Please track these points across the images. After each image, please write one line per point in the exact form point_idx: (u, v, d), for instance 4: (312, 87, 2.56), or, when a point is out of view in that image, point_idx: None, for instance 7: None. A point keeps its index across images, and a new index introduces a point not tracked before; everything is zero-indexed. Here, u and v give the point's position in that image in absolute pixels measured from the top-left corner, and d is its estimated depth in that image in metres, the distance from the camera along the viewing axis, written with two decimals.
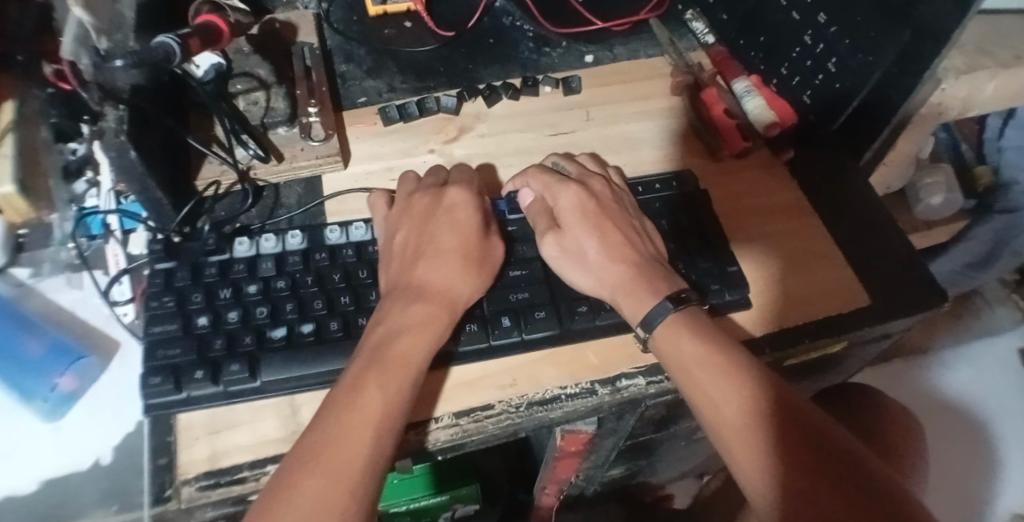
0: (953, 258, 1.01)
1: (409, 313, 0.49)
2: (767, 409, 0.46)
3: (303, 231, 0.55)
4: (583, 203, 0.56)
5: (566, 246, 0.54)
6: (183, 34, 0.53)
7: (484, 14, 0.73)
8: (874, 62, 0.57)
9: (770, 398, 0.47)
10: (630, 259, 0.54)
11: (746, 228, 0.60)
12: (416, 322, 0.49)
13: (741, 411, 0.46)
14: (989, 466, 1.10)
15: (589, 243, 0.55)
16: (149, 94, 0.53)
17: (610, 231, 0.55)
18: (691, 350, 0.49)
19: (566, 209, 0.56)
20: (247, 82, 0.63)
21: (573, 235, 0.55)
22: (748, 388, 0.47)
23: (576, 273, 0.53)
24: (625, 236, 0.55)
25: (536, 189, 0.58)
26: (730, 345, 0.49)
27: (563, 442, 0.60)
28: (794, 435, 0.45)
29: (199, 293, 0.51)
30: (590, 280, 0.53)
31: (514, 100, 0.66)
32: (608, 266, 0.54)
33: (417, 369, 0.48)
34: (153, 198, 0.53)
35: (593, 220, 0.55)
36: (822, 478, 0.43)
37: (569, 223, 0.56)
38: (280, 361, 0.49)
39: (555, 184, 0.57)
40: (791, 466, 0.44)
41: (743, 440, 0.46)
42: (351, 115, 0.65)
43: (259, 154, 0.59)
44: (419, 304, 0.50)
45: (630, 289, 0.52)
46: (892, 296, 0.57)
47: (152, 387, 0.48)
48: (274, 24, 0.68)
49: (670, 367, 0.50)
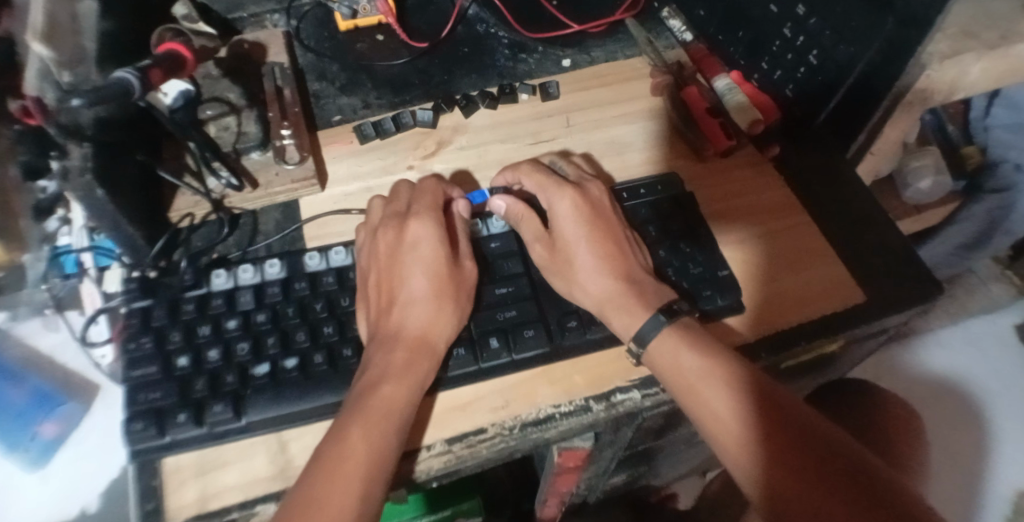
0: (943, 242, 1.02)
1: (393, 360, 0.48)
2: (774, 417, 0.45)
3: (281, 258, 0.53)
4: (580, 208, 0.54)
5: (555, 254, 0.54)
6: (143, 64, 0.49)
7: (458, 23, 0.71)
8: (857, 52, 0.56)
9: (774, 406, 0.46)
10: (614, 269, 0.52)
11: (734, 239, 0.59)
12: (398, 372, 0.47)
13: (747, 419, 0.45)
14: (996, 443, 1.10)
15: (574, 250, 0.53)
16: (114, 125, 0.51)
17: (600, 241, 0.53)
18: (687, 357, 0.48)
19: (562, 215, 0.54)
20: (218, 107, 0.61)
21: (559, 245, 0.54)
22: (748, 396, 0.46)
23: (565, 286, 0.53)
24: (616, 246, 0.53)
25: (530, 187, 0.56)
26: (729, 354, 0.48)
27: (561, 459, 0.58)
28: (804, 443, 0.44)
29: (177, 332, 0.50)
30: (580, 292, 0.52)
31: (492, 109, 0.65)
32: (598, 280, 0.52)
33: (404, 416, 0.46)
34: (125, 234, 0.52)
35: (584, 226, 0.54)
36: (823, 483, 0.42)
37: (562, 229, 0.54)
38: (265, 399, 0.48)
39: (551, 188, 0.55)
40: (807, 473, 0.43)
41: (751, 452, 0.45)
42: (327, 135, 0.63)
43: (233, 184, 0.57)
44: (397, 354, 0.48)
45: (620, 303, 0.51)
46: (882, 291, 0.56)
47: (134, 433, 0.47)
48: (243, 46, 0.65)
49: (666, 378, 0.49)
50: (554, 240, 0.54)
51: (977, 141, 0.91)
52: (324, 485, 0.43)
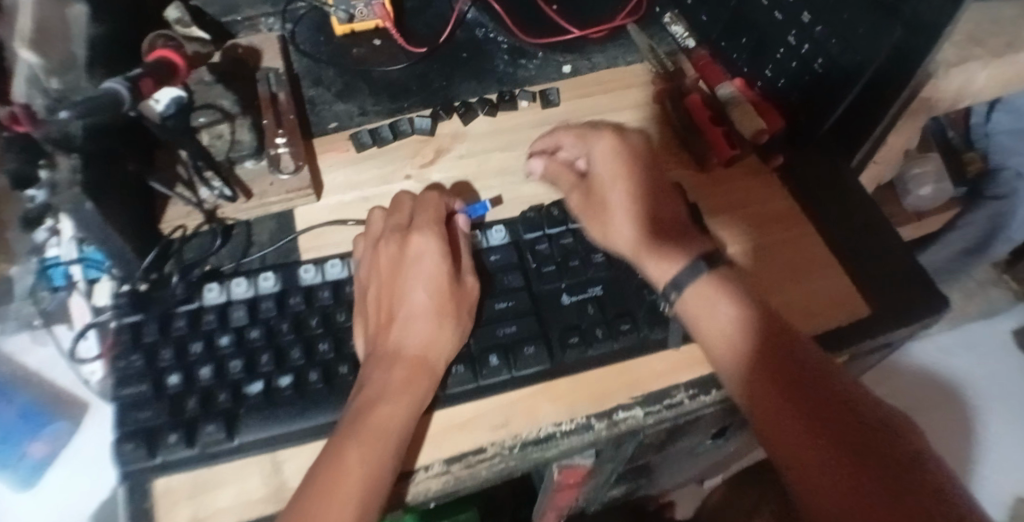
0: (943, 248, 1.00)
1: (391, 378, 0.47)
2: (809, 383, 0.44)
3: (275, 272, 0.52)
4: (618, 149, 0.55)
5: (593, 198, 0.55)
6: (134, 74, 0.49)
7: (457, 27, 0.70)
8: (863, 61, 0.54)
9: (804, 362, 0.45)
10: (648, 211, 0.53)
11: (732, 234, 0.59)
12: (396, 391, 0.46)
13: (782, 382, 0.45)
14: (993, 450, 1.11)
15: (609, 194, 0.54)
16: (104, 132, 0.49)
17: (634, 183, 0.54)
18: (728, 315, 0.48)
19: (600, 158, 0.56)
20: (211, 114, 0.59)
21: (597, 191, 0.55)
22: (770, 344, 0.46)
23: (601, 231, 0.53)
24: (653, 187, 0.54)
25: (568, 141, 0.58)
26: (756, 306, 0.48)
27: (561, 476, 0.57)
28: (837, 412, 0.43)
29: (169, 349, 0.49)
30: (616, 238, 0.53)
31: (492, 116, 0.64)
32: (634, 223, 0.52)
33: (401, 437, 0.45)
34: (115, 247, 0.51)
35: (623, 168, 0.55)
36: (835, 435, 0.42)
37: (601, 176, 0.55)
38: (259, 419, 0.47)
39: (587, 132, 0.57)
40: (836, 442, 0.42)
41: (778, 410, 0.44)
42: (322, 143, 0.62)
43: (226, 194, 0.56)
44: (396, 373, 0.47)
45: (653, 246, 0.52)
46: (890, 304, 0.55)
47: (125, 455, 0.45)
48: (237, 50, 0.64)
49: (705, 338, 0.48)
50: (591, 187, 0.56)
51: (978, 147, 0.90)
52: (326, 493, 0.42)
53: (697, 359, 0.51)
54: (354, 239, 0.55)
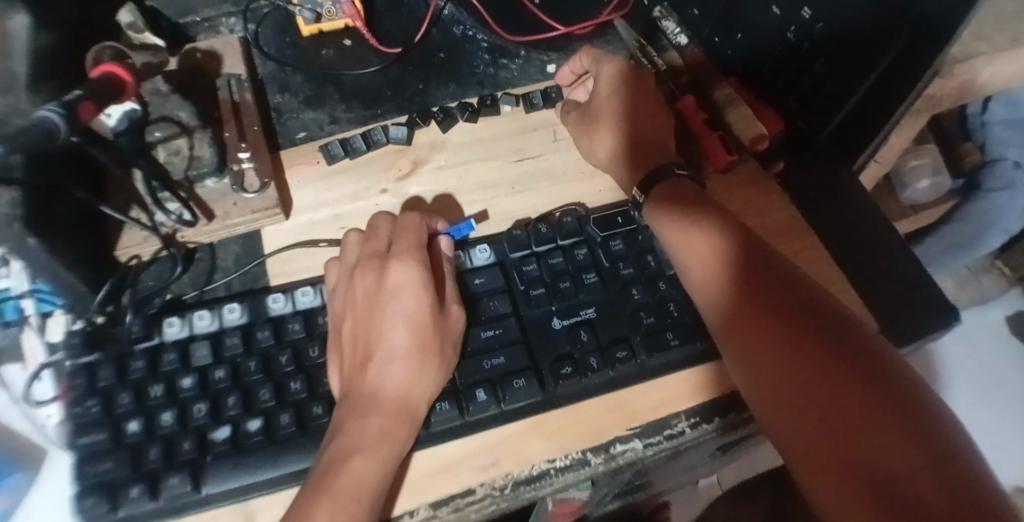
0: (942, 245, 0.95)
1: (368, 427, 0.43)
2: (797, 314, 0.44)
3: (241, 302, 0.48)
4: (618, 78, 0.59)
5: (586, 117, 0.58)
6: (74, 94, 0.43)
7: (432, 25, 0.66)
8: (868, 62, 0.50)
9: (782, 285, 0.45)
10: (634, 133, 0.56)
11: (721, 183, 0.59)
12: (372, 442, 0.43)
13: (779, 341, 0.43)
14: (993, 443, 1.09)
15: (603, 113, 0.58)
16: (41, 161, 0.44)
17: (628, 106, 0.57)
18: (708, 242, 0.48)
19: (604, 82, 0.59)
20: (167, 127, 0.54)
21: (595, 109, 0.58)
22: (743, 271, 0.47)
23: (588, 145, 0.57)
24: (643, 113, 0.57)
25: (587, 64, 0.61)
26: (731, 234, 0.48)
27: (554, 508, 0.53)
28: (815, 328, 0.43)
29: (127, 393, 0.45)
30: (602, 155, 0.57)
31: (473, 122, 0.59)
32: (617, 137, 0.56)
33: (377, 489, 0.42)
34: (65, 282, 0.46)
35: (620, 92, 0.58)
36: (811, 353, 0.42)
37: (600, 95, 0.59)
38: (227, 467, 0.43)
39: (602, 56, 0.60)
40: (837, 402, 0.40)
41: (755, 334, 0.44)
42: (290, 155, 0.57)
43: (185, 219, 0.51)
44: (372, 422, 0.43)
45: (626, 165, 0.56)
46: (895, 319, 0.52)
47: (85, 510, 0.42)
48: (195, 56, 0.58)
49: (683, 265, 0.49)
50: (589, 107, 0.59)
51: (975, 138, 0.86)
52: None
53: (693, 384, 0.48)
54: (327, 261, 0.51)
